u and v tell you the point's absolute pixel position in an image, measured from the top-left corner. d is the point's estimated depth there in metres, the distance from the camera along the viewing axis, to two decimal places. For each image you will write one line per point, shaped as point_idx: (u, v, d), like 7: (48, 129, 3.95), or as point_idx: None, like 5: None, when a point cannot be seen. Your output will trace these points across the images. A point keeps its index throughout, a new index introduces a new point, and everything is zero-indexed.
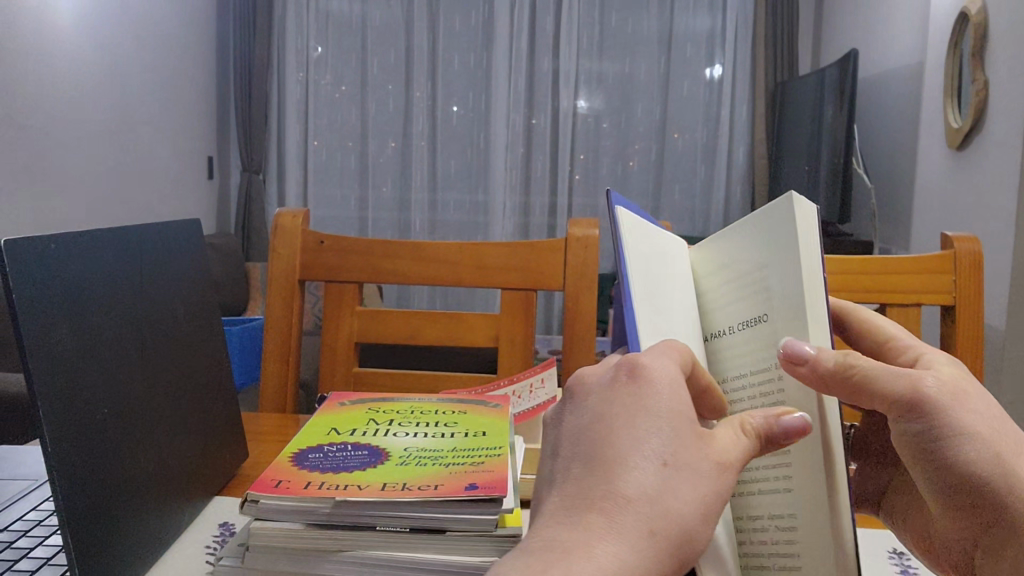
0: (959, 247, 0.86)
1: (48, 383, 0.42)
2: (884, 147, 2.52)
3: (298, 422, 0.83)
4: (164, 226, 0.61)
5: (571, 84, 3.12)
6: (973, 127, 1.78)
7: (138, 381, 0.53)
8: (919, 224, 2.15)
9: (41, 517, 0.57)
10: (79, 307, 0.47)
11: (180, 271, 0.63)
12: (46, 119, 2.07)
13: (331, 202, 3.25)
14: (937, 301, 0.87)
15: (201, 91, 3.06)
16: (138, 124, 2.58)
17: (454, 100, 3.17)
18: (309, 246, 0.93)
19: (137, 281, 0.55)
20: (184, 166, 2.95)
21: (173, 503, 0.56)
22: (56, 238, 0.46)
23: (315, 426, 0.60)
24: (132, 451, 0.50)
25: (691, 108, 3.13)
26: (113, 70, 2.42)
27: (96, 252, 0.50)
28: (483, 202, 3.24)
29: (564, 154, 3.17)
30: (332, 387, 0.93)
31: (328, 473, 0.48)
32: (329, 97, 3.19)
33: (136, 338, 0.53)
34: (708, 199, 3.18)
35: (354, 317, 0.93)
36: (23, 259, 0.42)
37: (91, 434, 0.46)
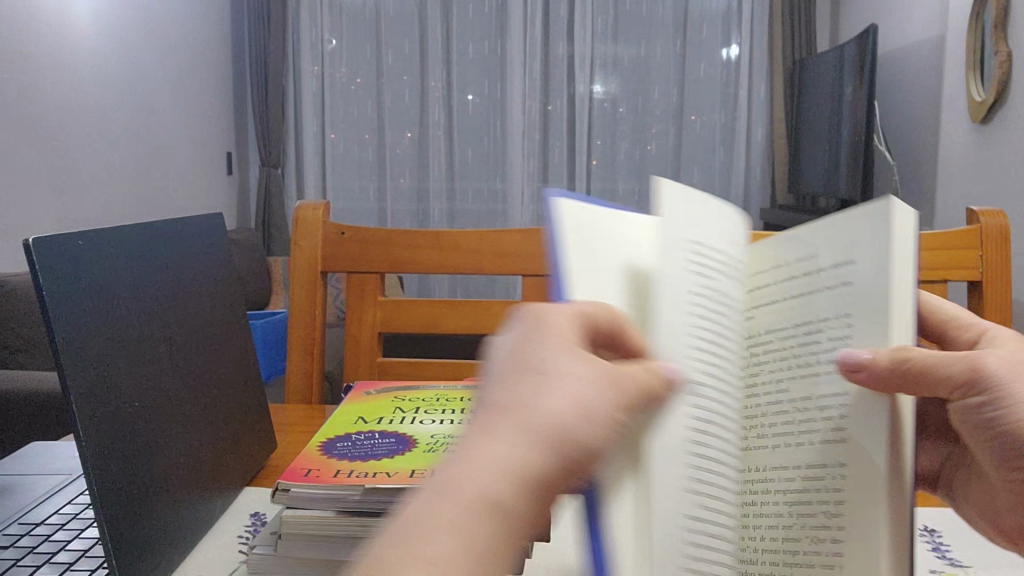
0: (985, 222, 0.85)
1: (81, 380, 0.43)
2: (906, 122, 2.49)
3: (325, 413, 0.84)
4: (188, 222, 0.62)
5: (586, 68, 3.10)
6: (997, 101, 1.75)
7: (168, 377, 0.53)
8: (943, 200, 2.13)
9: (77, 511, 0.58)
10: (110, 304, 0.48)
11: (205, 266, 0.63)
12: (65, 119, 2.09)
13: (351, 194, 3.26)
14: (964, 276, 0.86)
15: (218, 87, 3.08)
16: (156, 122, 2.60)
17: (469, 88, 3.16)
18: (331, 237, 0.93)
19: (164, 278, 0.55)
20: (203, 162, 2.97)
21: (205, 495, 0.56)
22: (84, 236, 0.47)
23: (342, 415, 0.61)
24: (164, 445, 0.51)
25: (709, 89, 3.11)
26: (129, 68, 2.43)
27: (123, 250, 0.51)
28: (502, 190, 3.23)
29: (582, 139, 3.15)
30: (357, 377, 0.94)
31: (357, 462, 0.49)
32: (344, 89, 3.19)
33: (166, 334, 0.54)
34: (727, 180, 3.16)
35: (378, 307, 0.94)
36: (52, 257, 0.43)
37: (124, 429, 0.47)
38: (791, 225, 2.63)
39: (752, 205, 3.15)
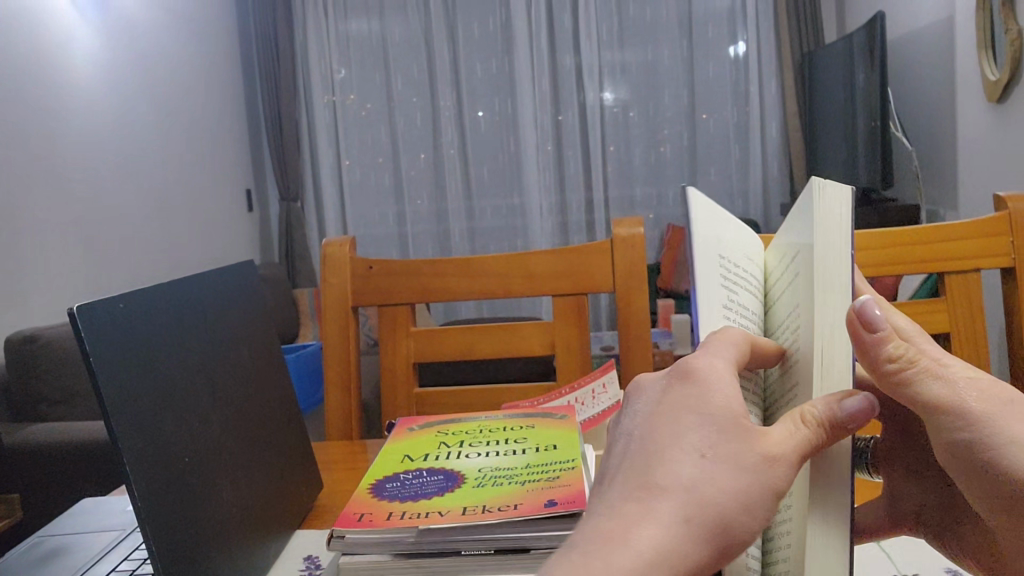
0: (1013, 207, 0.84)
1: (132, 439, 0.44)
2: (922, 106, 2.47)
3: (366, 447, 0.85)
4: (221, 270, 0.63)
5: (595, 77, 3.11)
6: (1011, 78, 1.73)
7: (214, 425, 0.54)
8: (966, 182, 2.10)
9: (132, 566, 0.59)
10: (154, 361, 0.49)
11: (241, 312, 0.64)
12: (85, 171, 2.13)
13: (371, 220, 3.28)
14: (996, 263, 0.85)
15: (232, 125, 3.12)
16: (174, 166, 2.63)
17: (480, 106, 3.18)
18: (359, 271, 0.94)
19: (203, 329, 0.56)
20: (223, 201, 3.01)
21: (262, 538, 0.58)
22: (124, 296, 0.48)
23: (387, 455, 0.62)
24: (216, 496, 0.52)
25: (719, 87, 3.10)
26: (142, 115, 2.47)
27: (162, 305, 0.52)
28: (520, 205, 3.24)
29: (596, 147, 3.15)
30: (395, 411, 0.95)
31: (406, 502, 0.51)
32: (357, 116, 3.22)
33: (208, 385, 0.55)
34: (745, 178, 3.14)
35: (411, 338, 0.95)
36: (96, 319, 0.44)
37: (176, 482, 0.48)
38: None
39: (772, 200, 3.13)
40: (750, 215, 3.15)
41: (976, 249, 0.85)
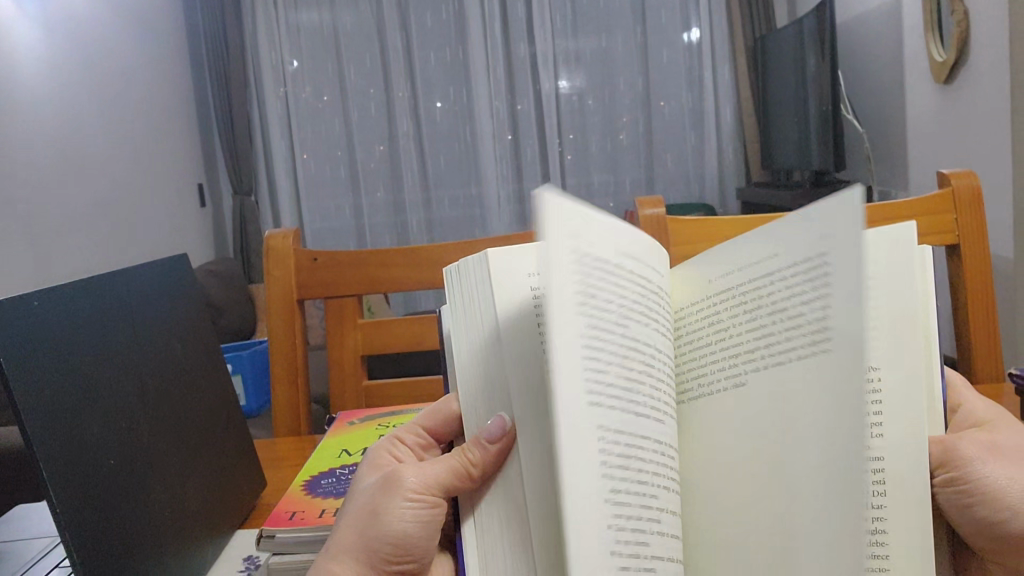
0: (956, 184, 0.85)
1: (49, 443, 0.42)
2: (872, 89, 2.49)
3: (314, 441, 0.84)
4: (150, 265, 0.61)
5: (550, 65, 3.10)
6: (958, 60, 1.75)
7: (142, 424, 0.52)
8: (916, 162, 2.13)
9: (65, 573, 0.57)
10: (73, 360, 0.46)
11: (172, 307, 0.62)
12: (29, 170, 2.07)
13: (327, 213, 3.24)
14: (941, 240, 0.86)
15: (182, 118, 3.06)
16: (121, 163, 2.57)
17: (436, 96, 3.15)
18: (304, 264, 0.92)
19: (128, 325, 0.54)
20: (175, 197, 2.95)
21: (199, 539, 0.56)
22: (39, 293, 0.46)
23: (327, 447, 0.65)
24: (145, 498, 0.50)
25: (674, 73, 3.10)
26: (86, 110, 2.40)
27: (79, 302, 0.49)
28: (478, 194, 3.23)
29: (552, 135, 3.14)
30: (344, 405, 0.93)
31: (336, 499, 0.53)
32: (311, 108, 3.17)
33: (134, 384, 0.53)
34: (701, 163, 3.16)
35: (358, 330, 0.93)
36: (8, 317, 0.42)
37: (101, 485, 0.46)
38: (768, 203, 2.62)
39: (728, 185, 3.15)
40: (707, 200, 3.17)
41: (921, 227, 0.86)
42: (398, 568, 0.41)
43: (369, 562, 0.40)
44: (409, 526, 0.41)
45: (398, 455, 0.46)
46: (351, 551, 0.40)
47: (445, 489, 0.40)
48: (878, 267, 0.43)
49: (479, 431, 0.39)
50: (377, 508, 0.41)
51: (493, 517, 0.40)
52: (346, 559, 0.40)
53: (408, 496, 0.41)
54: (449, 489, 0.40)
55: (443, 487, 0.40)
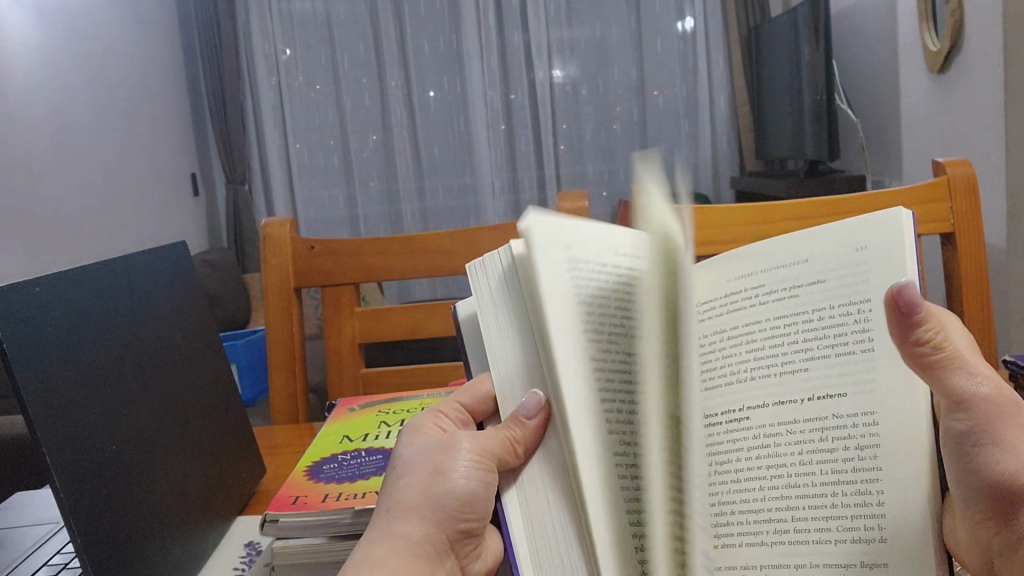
0: (952, 172, 0.86)
1: (52, 430, 0.42)
2: (866, 78, 2.49)
3: (312, 429, 0.84)
4: (150, 253, 0.61)
5: (544, 54, 3.09)
6: (952, 50, 1.76)
7: (143, 413, 0.52)
8: (909, 152, 2.14)
9: (66, 560, 0.57)
10: (74, 347, 0.47)
11: (172, 296, 0.62)
12: (21, 158, 2.06)
13: (321, 202, 3.24)
14: (935, 228, 0.86)
15: (174, 106, 3.05)
16: (114, 151, 2.56)
17: (429, 86, 3.14)
18: (301, 252, 0.92)
19: (128, 312, 0.54)
20: (168, 185, 2.94)
21: (200, 528, 0.56)
22: (40, 280, 0.46)
23: (327, 434, 0.65)
24: (147, 487, 0.50)
25: (668, 61, 3.09)
26: (78, 99, 2.38)
27: (80, 288, 0.50)
28: (472, 183, 3.23)
29: (546, 124, 3.14)
30: (342, 393, 0.93)
31: (340, 484, 0.54)
32: (304, 97, 3.16)
33: (136, 371, 0.53)
34: (695, 152, 3.16)
35: (355, 318, 0.93)
36: (10, 303, 0.42)
37: (103, 473, 0.46)
38: (762, 192, 2.63)
39: (722, 174, 3.15)
40: (701, 189, 3.17)
41: (916, 214, 0.86)
42: (461, 527, 0.43)
43: (433, 519, 0.42)
44: (471, 488, 0.42)
45: (443, 424, 0.46)
46: (416, 509, 0.42)
47: (498, 457, 0.42)
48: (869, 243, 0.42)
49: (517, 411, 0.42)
50: (437, 469, 0.42)
51: (544, 484, 0.42)
52: (412, 517, 0.42)
53: (464, 459, 0.42)
54: (500, 460, 0.42)
55: (496, 456, 0.42)
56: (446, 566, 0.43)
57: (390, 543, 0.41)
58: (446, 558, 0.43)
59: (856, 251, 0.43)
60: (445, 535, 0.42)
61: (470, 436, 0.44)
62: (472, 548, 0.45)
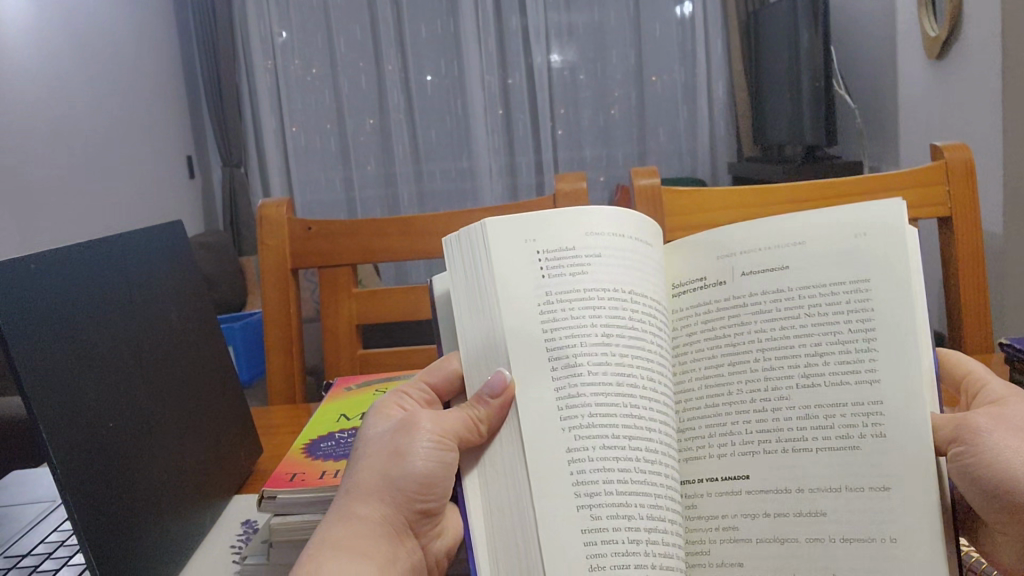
0: (949, 156, 0.86)
1: (47, 408, 0.42)
2: (866, 64, 2.48)
3: (310, 409, 0.84)
4: (146, 232, 0.60)
5: (542, 39, 3.07)
6: (951, 36, 1.75)
7: (138, 391, 0.52)
8: (908, 138, 2.13)
9: (62, 538, 0.57)
10: (67, 323, 0.46)
11: (168, 274, 0.62)
12: (17, 139, 2.05)
13: (317, 186, 3.23)
14: (932, 212, 0.86)
15: (169, 90, 3.03)
16: (109, 134, 2.55)
17: (426, 70, 3.12)
18: (298, 233, 0.92)
19: (125, 292, 0.54)
20: (164, 168, 2.93)
21: (196, 507, 0.56)
22: (35, 257, 0.45)
23: (325, 412, 0.65)
24: (142, 465, 0.50)
25: (667, 46, 3.08)
26: (72, 81, 2.37)
27: (74, 266, 0.49)
28: (469, 167, 3.22)
29: (544, 109, 3.13)
30: (339, 374, 0.94)
31: (336, 462, 0.54)
32: (300, 80, 3.14)
33: (132, 351, 0.53)
34: (693, 137, 3.15)
35: (353, 299, 0.93)
36: (6, 279, 0.42)
37: (99, 451, 0.46)
38: (760, 177, 2.62)
39: (719, 159, 3.14)
40: (699, 175, 3.17)
41: (914, 199, 0.86)
42: (422, 508, 0.43)
43: (392, 502, 0.42)
44: (430, 469, 0.42)
45: (401, 406, 0.46)
46: (375, 492, 0.42)
47: (458, 436, 0.42)
48: (871, 231, 0.44)
49: (481, 389, 0.42)
50: (396, 450, 0.42)
51: (508, 461, 0.42)
52: (368, 499, 0.42)
53: (424, 438, 0.42)
54: (461, 439, 0.42)
55: (456, 435, 0.42)
56: (408, 547, 0.43)
57: (350, 527, 0.41)
58: (408, 538, 0.44)
59: (853, 238, 0.44)
60: (405, 516, 0.43)
61: (430, 416, 0.44)
62: (435, 527, 0.46)
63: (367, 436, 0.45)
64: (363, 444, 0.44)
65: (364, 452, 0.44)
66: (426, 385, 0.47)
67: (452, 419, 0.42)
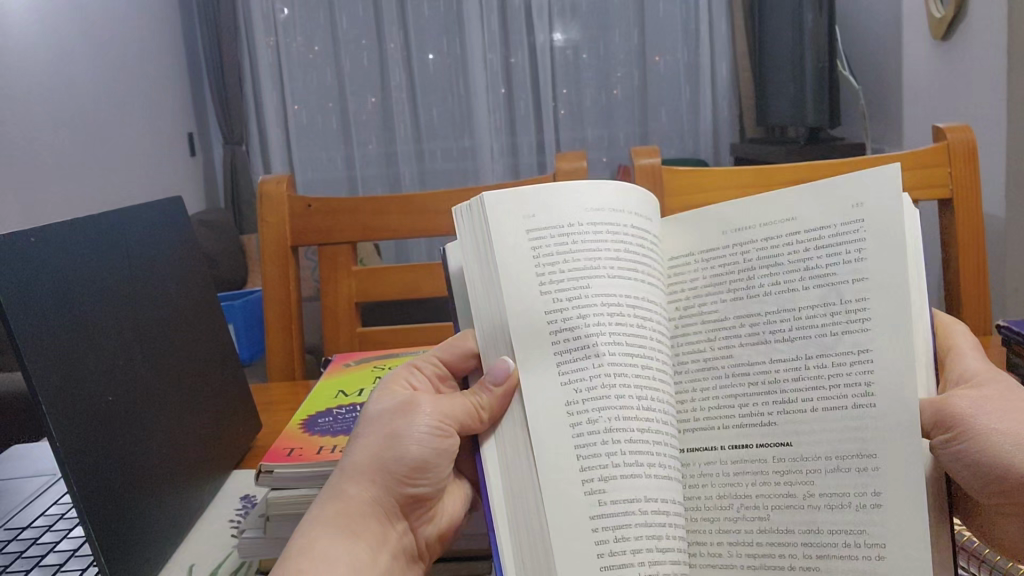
0: (952, 138, 0.86)
1: (47, 381, 0.42)
2: (872, 44, 2.46)
3: (308, 385, 0.84)
4: (147, 207, 0.61)
5: (545, 17, 3.05)
6: (957, 16, 1.73)
7: (139, 366, 0.52)
8: (911, 120, 2.13)
9: (63, 511, 0.57)
10: (67, 297, 0.46)
11: (169, 250, 0.62)
12: (17, 114, 2.05)
13: (318, 164, 3.23)
14: (934, 194, 0.86)
15: (171, 67, 3.03)
16: (111, 110, 2.54)
17: (429, 47, 3.10)
18: (298, 210, 0.92)
19: (126, 268, 0.54)
20: (165, 146, 2.92)
21: (197, 481, 0.57)
22: (35, 231, 0.45)
23: (324, 388, 0.66)
24: (144, 441, 0.51)
25: (670, 25, 3.05)
26: (72, 56, 2.36)
27: (74, 239, 0.49)
28: (470, 147, 3.21)
29: (547, 89, 3.12)
30: (339, 350, 0.94)
31: (335, 437, 0.54)
32: (302, 58, 3.12)
33: (132, 326, 0.53)
34: (695, 118, 3.14)
35: (353, 276, 0.93)
36: (7, 252, 0.42)
37: (98, 424, 0.46)
38: (762, 158, 2.61)
39: (722, 141, 3.12)
40: (700, 155, 3.16)
41: (917, 181, 0.86)
42: (412, 491, 0.45)
43: (383, 483, 0.43)
44: (424, 452, 0.44)
45: (413, 383, 0.47)
46: (366, 474, 0.43)
47: (460, 423, 0.43)
48: (867, 202, 0.42)
49: (485, 377, 0.43)
50: (394, 431, 0.44)
51: (514, 451, 0.42)
52: (361, 479, 0.43)
53: (423, 424, 0.44)
54: (462, 425, 0.43)
55: (457, 421, 0.43)
56: (399, 529, 0.45)
57: (340, 507, 0.43)
58: (397, 522, 0.45)
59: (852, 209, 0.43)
60: (395, 499, 0.44)
61: (431, 397, 0.45)
62: (428, 510, 0.47)
63: (369, 408, 0.46)
64: (364, 419, 0.46)
65: (364, 427, 0.45)
66: (439, 360, 0.48)
67: (455, 401, 0.44)
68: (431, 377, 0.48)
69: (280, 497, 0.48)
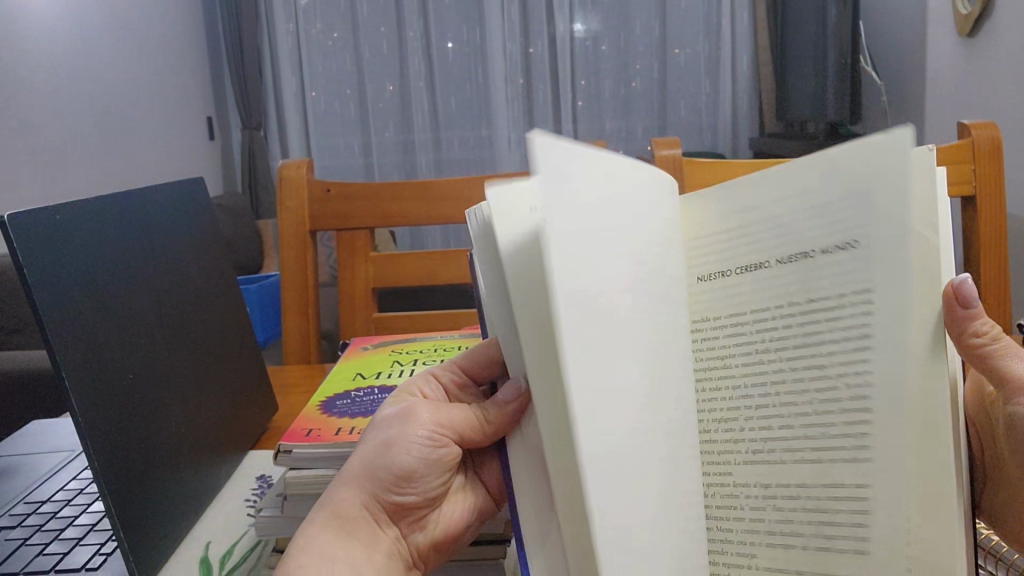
0: (976, 134, 0.85)
1: (73, 360, 0.42)
2: (897, 42, 2.44)
3: (324, 369, 0.85)
4: (167, 188, 0.61)
5: (566, 8, 3.03)
6: (984, 14, 1.72)
7: (159, 345, 0.53)
8: (935, 118, 2.11)
9: (82, 486, 0.58)
10: (90, 274, 0.47)
11: (189, 231, 0.63)
12: (39, 95, 2.06)
13: (335, 150, 3.25)
14: (957, 190, 0.85)
15: (192, 53, 3.05)
16: (131, 94, 2.55)
17: (448, 36, 3.09)
18: (316, 195, 0.92)
19: (146, 247, 0.54)
20: (185, 131, 2.94)
21: (213, 460, 0.57)
22: (60, 206, 0.46)
23: (341, 371, 0.66)
24: (165, 420, 0.51)
25: (692, 17, 3.02)
26: (94, 39, 2.36)
27: (98, 219, 0.50)
28: (488, 136, 3.21)
29: (566, 80, 3.11)
30: (354, 334, 0.94)
31: (353, 420, 0.54)
32: (320, 43, 3.12)
33: (153, 308, 0.53)
34: (715, 109, 3.11)
35: (369, 261, 0.94)
36: (32, 227, 0.42)
37: (121, 403, 0.46)
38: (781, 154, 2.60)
39: (741, 133, 3.10)
40: (720, 148, 3.14)
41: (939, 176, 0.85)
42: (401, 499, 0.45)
43: (370, 487, 0.44)
44: (416, 461, 0.44)
45: (426, 391, 0.48)
46: (356, 478, 0.44)
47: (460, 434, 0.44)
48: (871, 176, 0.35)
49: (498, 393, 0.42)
50: (389, 439, 0.44)
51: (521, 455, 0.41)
52: (350, 484, 0.44)
53: (421, 433, 0.44)
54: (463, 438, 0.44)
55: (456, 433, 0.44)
56: (389, 534, 0.45)
57: (331, 510, 0.44)
58: (388, 526, 0.45)
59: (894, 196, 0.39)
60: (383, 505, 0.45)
61: (432, 407, 0.46)
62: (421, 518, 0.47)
63: (377, 415, 0.47)
64: (371, 425, 0.47)
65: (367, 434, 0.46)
66: (457, 369, 0.48)
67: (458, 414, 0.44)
68: (448, 385, 0.48)
69: (293, 476, 0.49)
